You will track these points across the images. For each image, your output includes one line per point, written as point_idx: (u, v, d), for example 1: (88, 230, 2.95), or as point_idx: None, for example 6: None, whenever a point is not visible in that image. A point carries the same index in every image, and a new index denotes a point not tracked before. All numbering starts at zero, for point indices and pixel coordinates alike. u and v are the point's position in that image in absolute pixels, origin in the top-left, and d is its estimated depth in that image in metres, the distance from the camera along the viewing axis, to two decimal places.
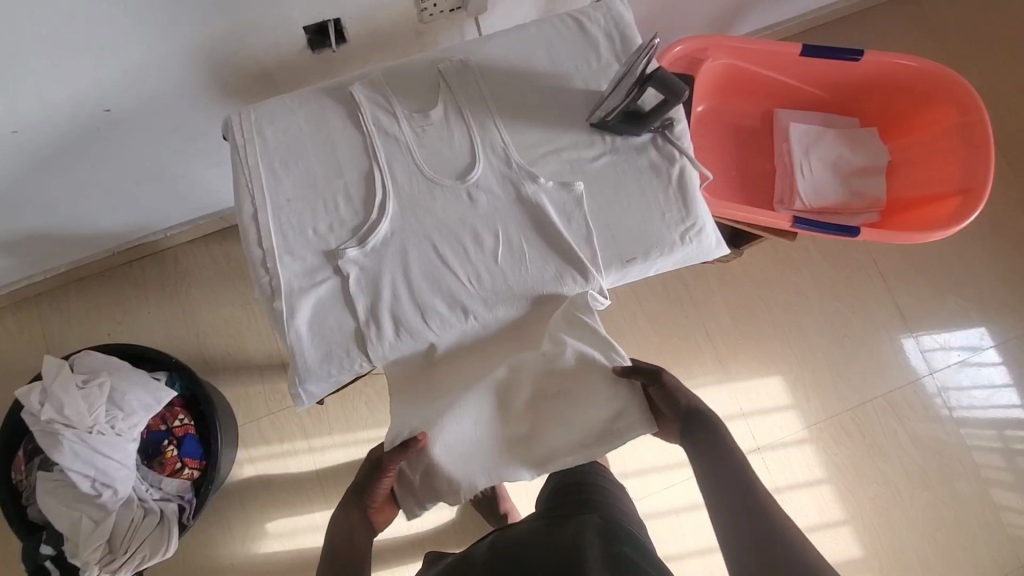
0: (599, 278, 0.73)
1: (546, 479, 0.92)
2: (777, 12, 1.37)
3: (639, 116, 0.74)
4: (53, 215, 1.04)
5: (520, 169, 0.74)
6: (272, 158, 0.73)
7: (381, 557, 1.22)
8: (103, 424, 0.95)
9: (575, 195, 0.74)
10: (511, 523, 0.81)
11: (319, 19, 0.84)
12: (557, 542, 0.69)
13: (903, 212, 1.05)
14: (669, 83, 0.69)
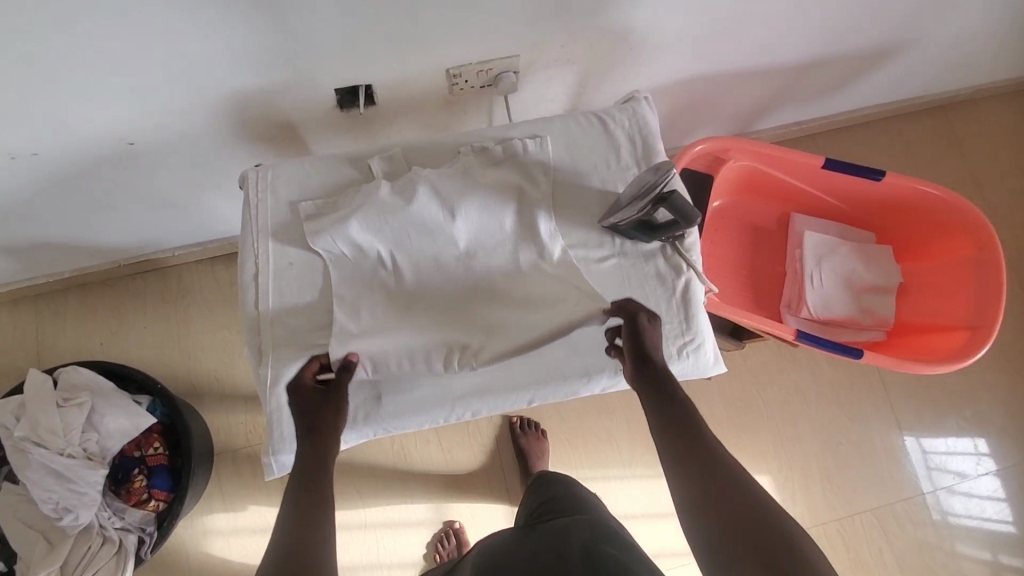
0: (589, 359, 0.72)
1: (524, 497, 1.01)
2: (805, 112, 1.39)
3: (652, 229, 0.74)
4: (64, 228, 1.05)
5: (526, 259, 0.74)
6: (282, 221, 0.74)
7: None
8: (75, 446, 0.94)
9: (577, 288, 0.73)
10: (491, 543, 0.84)
11: (351, 83, 0.85)
12: (529, 556, 0.75)
13: (909, 336, 1.04)
14: (682, 208, 0.71)
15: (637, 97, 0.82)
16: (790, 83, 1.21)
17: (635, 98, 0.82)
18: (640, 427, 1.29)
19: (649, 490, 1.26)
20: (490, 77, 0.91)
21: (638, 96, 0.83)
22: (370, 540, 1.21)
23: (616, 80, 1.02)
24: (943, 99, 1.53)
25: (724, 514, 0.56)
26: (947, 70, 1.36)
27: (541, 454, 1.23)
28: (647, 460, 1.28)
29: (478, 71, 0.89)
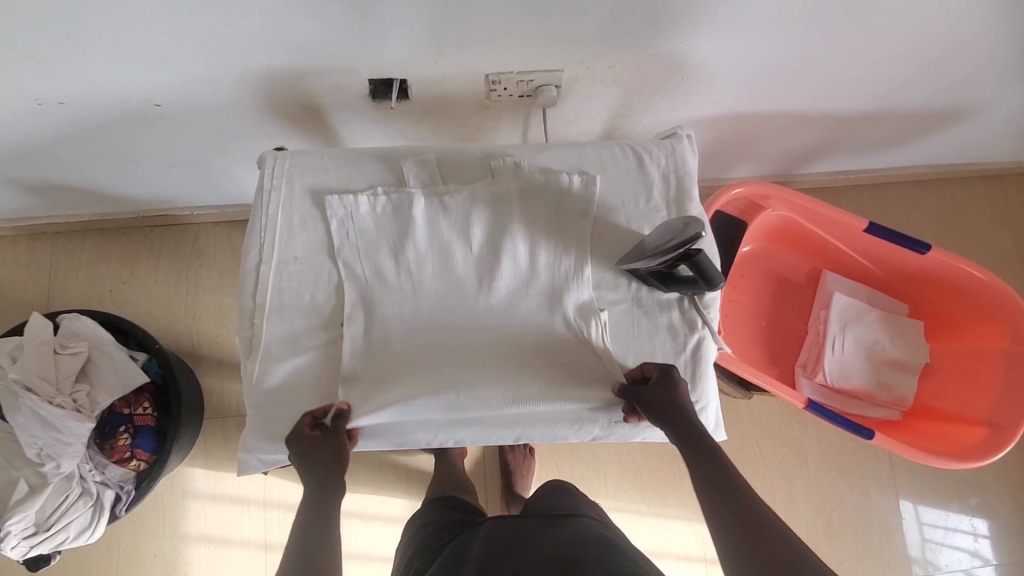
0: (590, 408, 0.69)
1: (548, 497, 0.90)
2: (856, 161, 1.32)
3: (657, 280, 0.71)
4: (85, 174, 1.04)
5: (549, 285, 0.71)
6: (293, 212, 0.71)
7: None
8: (65, 397, 0.95)
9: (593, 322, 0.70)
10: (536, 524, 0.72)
11: (385, 75, 0.82)
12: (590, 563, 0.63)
13: (925, 421, 0.99)
14: (704, 269, 0.68)
15: (678, 134, 0.77)
16: (846, 132, 1.15)
17: (677, 135, 0.78)
18: (629, 459, 1.26)
19: (627, 525, 1.23)
20: (531, 88, 0.86)
21: (679, 132, 0.79)
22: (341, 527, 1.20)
23: (663, 107, 0.97)
24: (1004, 168, 1.45)
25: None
26: (1016, 137, 1.28)
27: (524, 472, 1.20)
28: (630, 494, 1.25)
29: (518, 80, 0.85)
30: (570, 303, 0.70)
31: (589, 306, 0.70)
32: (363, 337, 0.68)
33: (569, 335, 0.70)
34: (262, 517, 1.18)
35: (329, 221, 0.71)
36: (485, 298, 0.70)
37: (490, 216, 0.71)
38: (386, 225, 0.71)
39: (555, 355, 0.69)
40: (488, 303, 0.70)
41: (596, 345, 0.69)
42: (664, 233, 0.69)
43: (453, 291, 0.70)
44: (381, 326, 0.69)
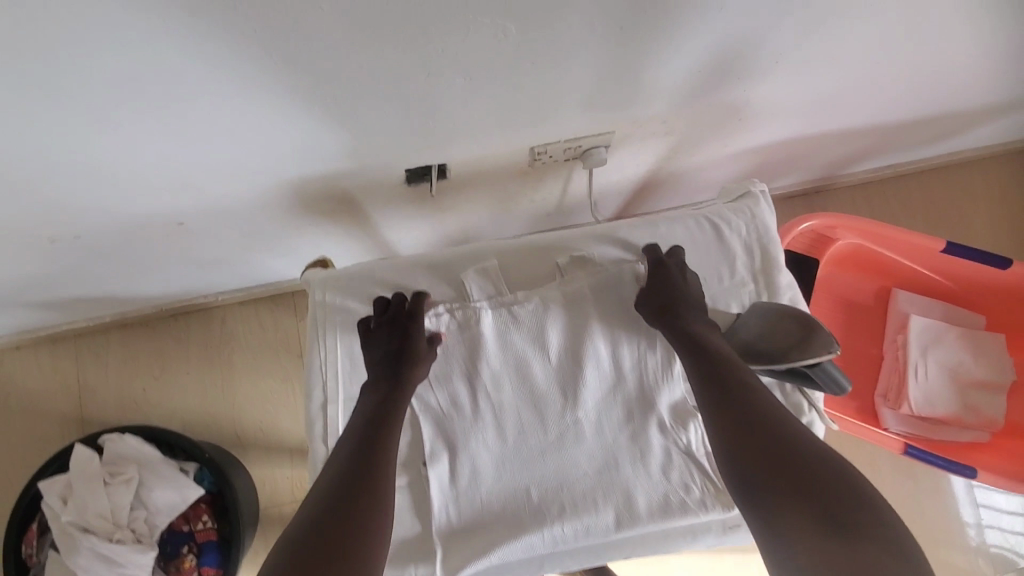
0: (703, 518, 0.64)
1: None
2: (903, 155, 1.24)
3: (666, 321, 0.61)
4: (105, 285, 0.98)
5: (640, 389, 0.66)
6: (353, 341, 0.66)
7: None
8: (123, 528, 0.91)
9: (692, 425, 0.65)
10: None
11: (423, 163, 0.74)
12: None
13: (1019, 441, 0.95)
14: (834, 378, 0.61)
15: (754, 194, 0.71)
16: (899, 135, 1.07)
17: (752, 195, 0.71)
18: None
19: None
20: (578, 152, 0.79)
21: (754, 189, 0.72)
22: None
23: (713, 145, 0.90)
24: None
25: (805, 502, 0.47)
26: None
27: None
28: None
29: (566, 147, 0.78)
30: (661, 412, 0.65)
31: (684, 409, 0.65)
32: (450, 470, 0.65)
33: (667, 446, 0.65)
34: None
35: None
36: (574, 411, 0.65)
37: (568, 324, 0.65)
38: (456, 345, 0.65)
39: (655, 469, 0.65)
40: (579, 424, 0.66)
41: (699, 452, 0.65)
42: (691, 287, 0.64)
43: (540, 412, 0.66)
44: (467, 453, 0.65)
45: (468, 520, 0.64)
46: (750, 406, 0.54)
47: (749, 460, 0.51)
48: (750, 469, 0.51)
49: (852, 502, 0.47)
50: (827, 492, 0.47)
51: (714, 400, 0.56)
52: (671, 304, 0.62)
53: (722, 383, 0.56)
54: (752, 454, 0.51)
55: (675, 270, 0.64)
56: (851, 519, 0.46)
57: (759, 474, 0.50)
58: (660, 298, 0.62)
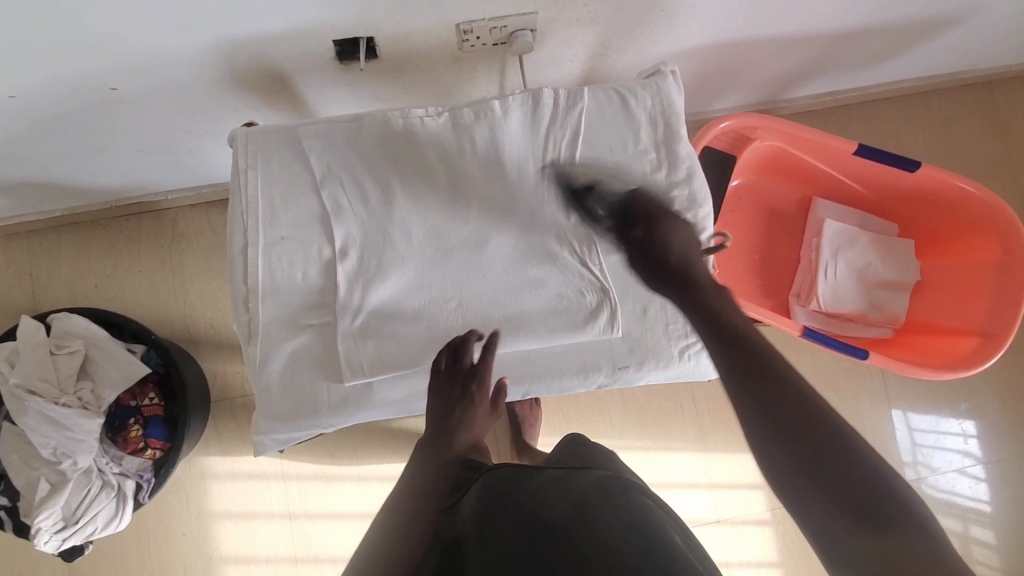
0: (595, 357, 0.72)
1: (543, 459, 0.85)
2: (841, 80, 1.29)
3: (621, 231, 0.69)
4: (51, 167, 1.00)
5: (544, 241, 0.72)
6: (275, 191, 0.70)
7: (314, 556, 1.19)
8: (70, 395, 0.96)
9: (590, 273, 0.72)
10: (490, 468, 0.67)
11: (350, 35, 0.77)
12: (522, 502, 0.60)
13: (915, 336, 1.02)
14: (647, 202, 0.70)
15: (663, 71, 0.75)
16: (827, 51, 1.12)
17: (661, 72, 0.75)
18: (632, 400, 1.26)
19: (635, 461, 1.24)
20: (504, 35, 0.83)
21: (664, 68, 0.76)
22: (359, 491, 1.20)
23: (641, 43, 0.93)
24: (990, 74, 1.42)
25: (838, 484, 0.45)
26: (1003, 39, 1.25)
27: (532, 421, 1.17)
28: (636, 432, 1.25)
29: (492, 27, 0.80)
30: (562, 224, 0.73)
31: (584, 230, 0.72)
32: (363, 311, 0.70)
33: (565, 264, 0.72)
34: (283, 489, 1.20)
35: (320, 193, 0.70)
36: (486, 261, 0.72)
37: (481, 158, 0.72)
38: (373, 197, 0.71)
39: (547, 273, 0.72)
40: (485, 262, 0.72)
41: (596, 297, 0.71)
42: (688, 228, 0.69)
43: (449, 253, 0.71)
44: (379, 296, 0.70)
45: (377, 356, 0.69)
46: (783, 400, 0.49)
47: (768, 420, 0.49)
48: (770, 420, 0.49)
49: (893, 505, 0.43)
50: (879, 506, 0.43)
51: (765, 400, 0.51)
52: (669, 276, 0.65)
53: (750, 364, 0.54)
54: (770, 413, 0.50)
55: (663, 230, 0.68)
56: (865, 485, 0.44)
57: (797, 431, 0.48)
58: (629, 212, 0.69)
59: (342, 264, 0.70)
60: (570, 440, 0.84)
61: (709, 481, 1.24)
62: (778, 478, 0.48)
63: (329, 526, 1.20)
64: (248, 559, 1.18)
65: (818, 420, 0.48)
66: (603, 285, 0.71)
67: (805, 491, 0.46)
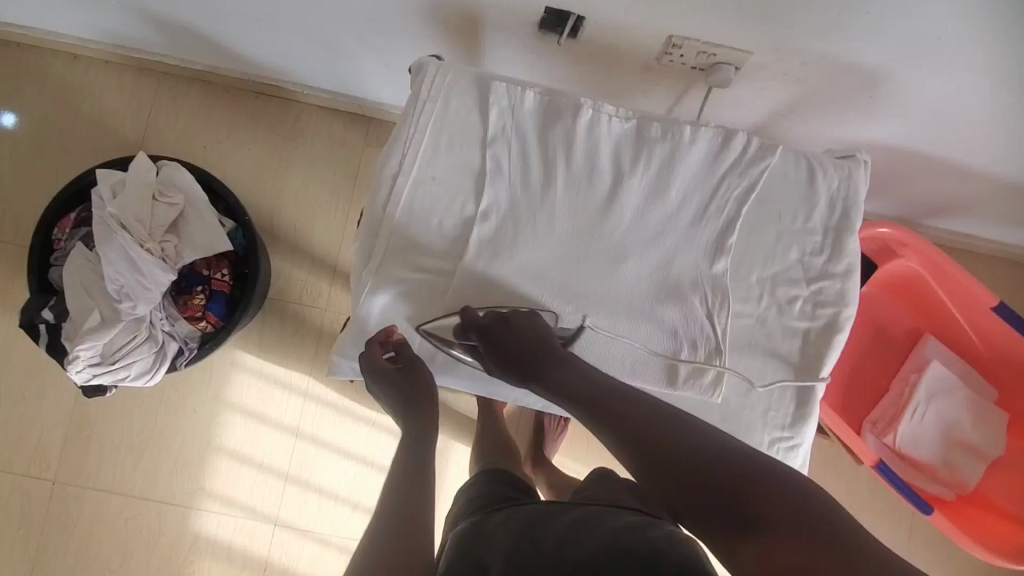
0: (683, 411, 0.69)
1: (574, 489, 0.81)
2: (988, 228, 1.23)
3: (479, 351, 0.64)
4: (217, 23, 1.00)
5: (677, 279, 0.70)
6: (443, 131, 0.69)
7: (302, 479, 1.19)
8: (154, 244, 0.96)
9: (714, 330, 0.69)
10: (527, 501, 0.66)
11: (565, 9, 0.75)
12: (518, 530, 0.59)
13: (977, 509, 0.97)
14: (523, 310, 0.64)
15: (858, 158, 0.71)
16: (993, 195, 1.07)
17: (856, 158, 0.72)
18: None
19: None
20: (708, 63, 0.80)
21: (860, 156, 0.72)
22: (367, 436, 1.19)
23: (828, 120, 0.90)
24: None
25: (727, 507, 0.43)
26: None
27: (556, 438, 1.15)
28: None
29: (699, 51, 0.78)
30: (704, 270, 0.70)
31: (723, 286, 0.70)
32: (479, 278, 0.68)
33: (691, 310, 0.69)
34: (300, 406, 1.19)
35: (486, 149, 0.69)
36: (614, 275, 0.70)
37: (651, 175, 0.70)
38: (532, 173, 0.69)
39: (672, 314, 0.70)
40: (614, 276, 0.70)
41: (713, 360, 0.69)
42: (524, 315, 0.62)
43: (582, 255, 0.70)
44: (496, 267, 0.68)
45: None
46: (645, 429, 0.48)
47: (643, 460, 0.47)
48: (641, 460, 0.47)
49: (757, 496, 0.43)
50: (747, 503, 0.43)
51: (634, 446, 0.48)
52: (514, 363, 0.59)
53: (587, 396, 0.53)
54: (640, 454, 0.47)
55: (498, 325, 0.61)
56: (747, 494, 0.43)
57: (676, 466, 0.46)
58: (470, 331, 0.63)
59: (479, 226, 0.68)
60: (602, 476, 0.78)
61: None
62: (662, 499, 0.46)
63: (329, 458, 1.19)
64: (243, 456, 1.19)
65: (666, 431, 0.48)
66: (720, 346, 0.69)
67: (680, 512, 0.45)
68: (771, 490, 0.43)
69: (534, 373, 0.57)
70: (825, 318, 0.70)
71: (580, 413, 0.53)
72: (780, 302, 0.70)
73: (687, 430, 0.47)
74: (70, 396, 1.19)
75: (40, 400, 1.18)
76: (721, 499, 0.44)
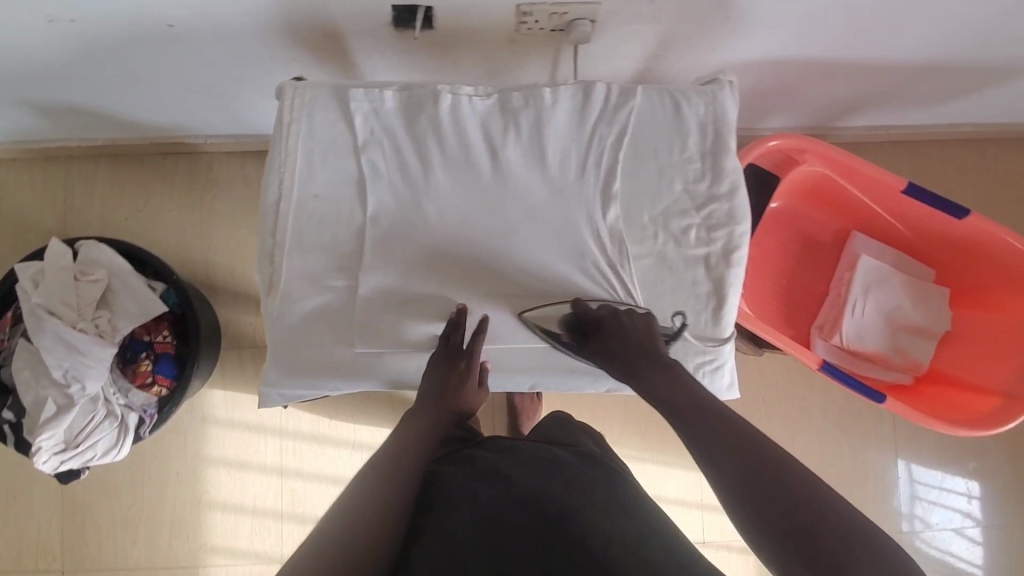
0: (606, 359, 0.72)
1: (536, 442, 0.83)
2: (897, 115, 1.25)
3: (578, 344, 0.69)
4: (99, 96, 1.01)
5: (573, 237, 0.72)
6: (313, 148, 0.70)
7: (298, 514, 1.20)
8: (87, 322, 0.97)
9: (618, 276, 0.71)
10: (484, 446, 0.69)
11: (410, 3, 0.76)
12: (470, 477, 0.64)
13: (936, 386, 1.00)
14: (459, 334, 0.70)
15: (721, 79, 0.73)
16: (888, 84, 1.08)
17: (719, 80, 0.73)
18: (635, 409, 1.21)
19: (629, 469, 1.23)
20: (564, 22, 0.81)
21: (722, 77, 0.73)
22: (350, 457, 1.21)
23: (701, 49, 0.91)
24: None
25: (804, 542, 0.47)
26: None
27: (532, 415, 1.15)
28: (635, 441, 1.20)
29: (551, 12, 0.79)
30: (597, 221, 0.71)
31: (618, 232, 0.71)
32: (382, 280, 0.70)
33: (593, 263, 0.71)
34: (278, 445, 1.21)
35: (360, 157, 0.70)
36: (513, 247, 0.71)
37: (524, 144, 0.71)
38: (410, 168, 0.71)
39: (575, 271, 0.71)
40: (512, 249, 0.71)
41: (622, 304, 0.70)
42: (640, 317, 0.67)
43: (477, 235, 0.71)
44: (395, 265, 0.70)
45: (391, 321, 0.69)
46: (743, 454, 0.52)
47: (737, 484, 0.51)
48: (735, 481, 0.51)
49: (837, 543, 0.46)
50: (825, 547, 0.46)
51: (726, 465, 0.52)
52: (612, 357, 0.65)
53: (681, 407, 0.58)
54: (738, 475, 0.51)
55: (611, 320, 0.67)
56: (829, 540, 0.46)
57: (764, 495, 0.49)
58: (580, 324, 0.68)
59: (370, 231, 0.70)
60: (554, 419, 0.80)
61: (701, 502, 1.18)
62: (739, 518, 0.51)
63: (320, 488, 1.21)
64: (235, 506, 1.20)
65: (753, 450, 0.52)
66: (627, 290, 0.71)
67: (751, 529, 0.50)
68: (852, 534, 0.46)
69: (631, 373, 0.63)
70: (721, 240, 0.72)
71: (672, 418, 0.58)
72: (676, 235, 0.72)
73: (783, 466, 0.50)
74: (56, 489, 1.20)
75: (27, 501, 1.20)
76: (799, 536, 0.47)
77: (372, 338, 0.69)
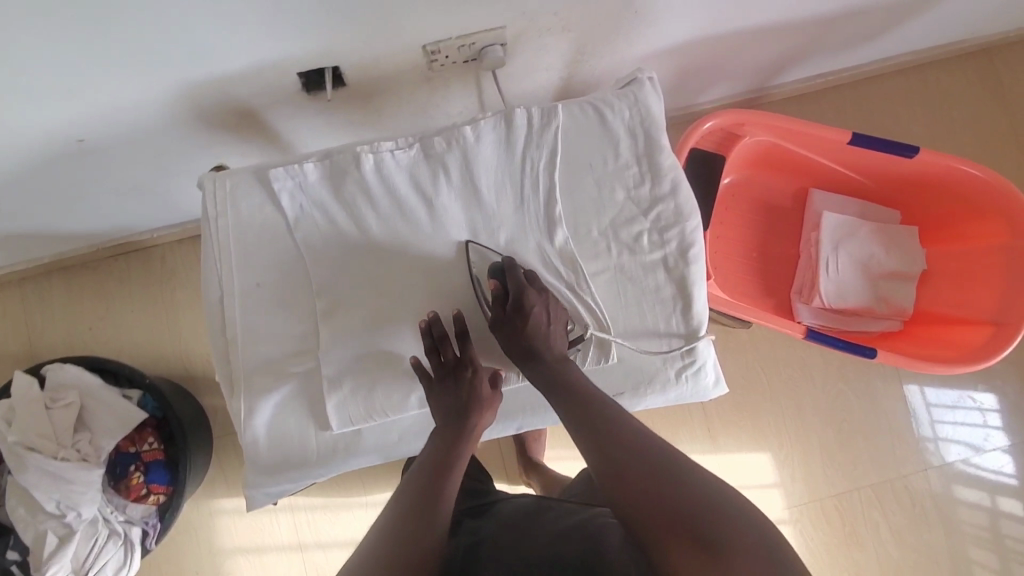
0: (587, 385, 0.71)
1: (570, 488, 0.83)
2: (833, 61, 1.24)
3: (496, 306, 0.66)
4: (31, 218, 0.99)
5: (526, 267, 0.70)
6: (245, 237, 0.68)
7: None
8: (68, 448, 0.95)
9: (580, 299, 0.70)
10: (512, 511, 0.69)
11: (315, 66, 0.74)
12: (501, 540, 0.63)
13: (926, 327, 0.99)
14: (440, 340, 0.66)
15: (640, 78, 0.71)
16: (815, 35, 1.07)
17: (638, 79, 0.72)
18: None
19: None
20: (474, 51, 0.80)
21: (641, 75, 0.72)
22: (366, 517, 1.19)
23: (619, 46, 0.90)
24: (993, 41, 1.33)
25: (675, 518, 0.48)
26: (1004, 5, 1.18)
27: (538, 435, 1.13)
28: None
29: (459, 45, 0.77)
30: (546, 248, 0.70)
31: (570, 254, 0.70)
32: (343, 355, 0.68)
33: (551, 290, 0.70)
34: (292, 521, 1.19)
35: (294, 235, 0.68)
36: (468, 292, 0.70)
37: (457, 186, 0.69)
38: (347, 236, 0.69)
39: None
40: (468, 294, 0.70)
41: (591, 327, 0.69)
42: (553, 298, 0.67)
43: (429, 288, 0.70)
44: (353, 338, 0.68)
45: (364, 397, 0.67)
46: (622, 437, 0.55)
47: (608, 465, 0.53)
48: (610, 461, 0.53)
49: (708, 518, 0.48)
50: (699, 522, 0.47)
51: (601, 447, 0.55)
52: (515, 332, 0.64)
53: (571, 391, 0.60)
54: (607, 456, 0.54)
55: (528, 288, 0.65)
56: (698, 514, 0.48)
57: (636, 469, 0.52)
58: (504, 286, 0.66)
59: (320, 308, 0.68)
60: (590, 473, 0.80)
61: None
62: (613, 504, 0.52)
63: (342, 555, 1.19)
64: None
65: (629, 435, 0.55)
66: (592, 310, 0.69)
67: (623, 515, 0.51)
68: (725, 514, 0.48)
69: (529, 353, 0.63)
70: (675, 240, 0.70)
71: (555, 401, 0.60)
72: (628, 244, 0.71)
73: (660, 450, 0.53)
74: None
75: None
76: (677, 510, 0.48)
77: (346, 416, 0.67)
